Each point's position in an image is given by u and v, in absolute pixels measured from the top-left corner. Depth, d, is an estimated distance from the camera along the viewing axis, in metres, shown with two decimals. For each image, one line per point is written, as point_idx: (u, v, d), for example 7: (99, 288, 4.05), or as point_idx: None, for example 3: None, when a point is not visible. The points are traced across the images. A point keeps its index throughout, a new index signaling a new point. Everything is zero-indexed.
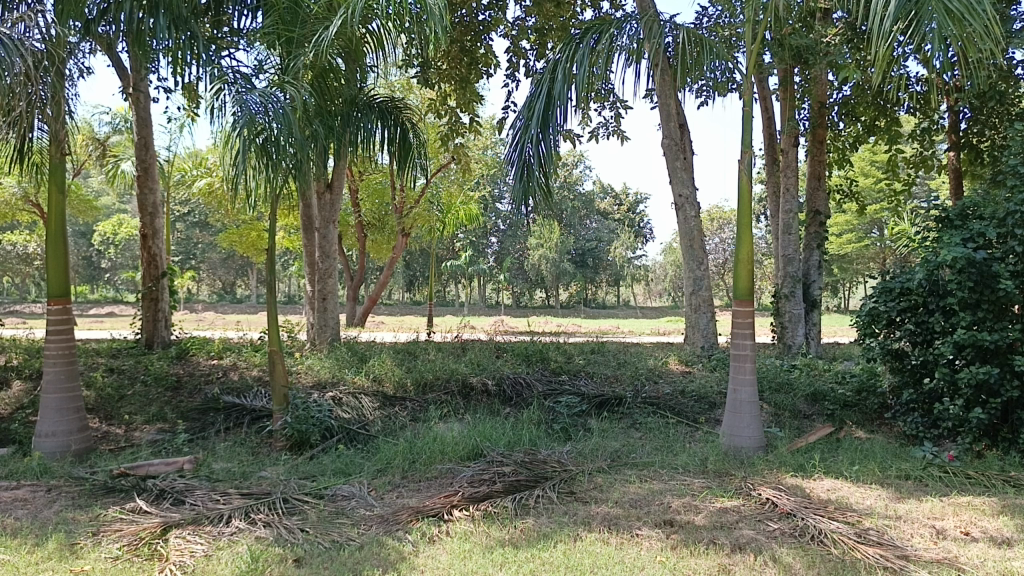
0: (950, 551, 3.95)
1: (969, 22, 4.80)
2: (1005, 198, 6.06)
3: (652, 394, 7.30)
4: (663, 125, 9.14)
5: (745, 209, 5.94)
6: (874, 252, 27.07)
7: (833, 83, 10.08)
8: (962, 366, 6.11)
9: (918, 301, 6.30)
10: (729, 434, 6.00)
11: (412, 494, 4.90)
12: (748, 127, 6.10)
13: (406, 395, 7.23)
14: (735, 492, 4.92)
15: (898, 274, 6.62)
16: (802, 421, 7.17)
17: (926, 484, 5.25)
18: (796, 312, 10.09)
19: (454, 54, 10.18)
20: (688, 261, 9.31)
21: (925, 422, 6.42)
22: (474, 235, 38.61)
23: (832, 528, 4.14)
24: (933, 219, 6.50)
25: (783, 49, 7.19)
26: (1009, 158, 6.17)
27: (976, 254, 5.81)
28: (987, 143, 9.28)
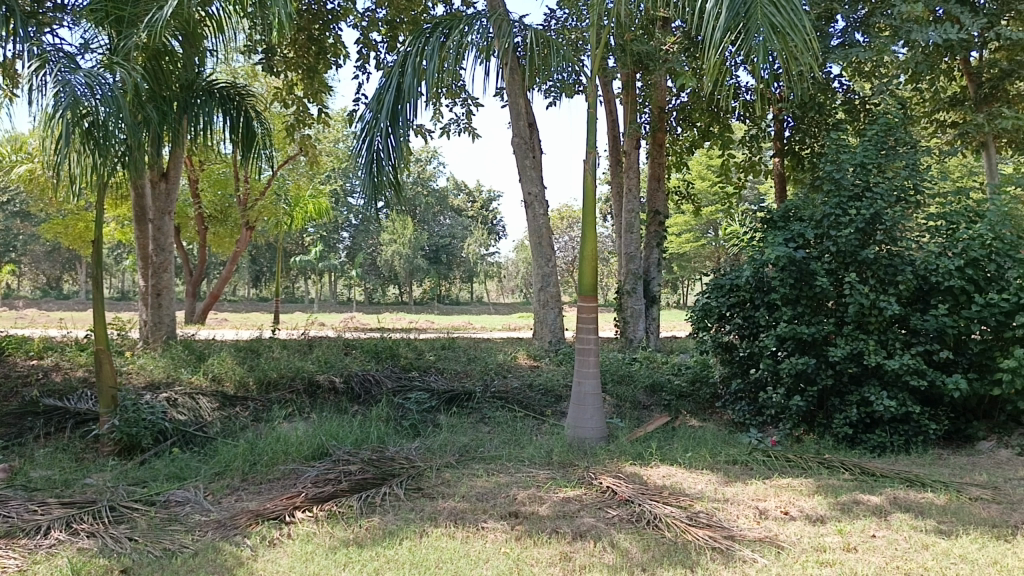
0: (771, 530, 4.25)
1: (791, 37, 5.15)
2: (822, 202, 6.62)
3: (501, 387, 7.38)
4: (513, 123, 9.26)
5: (591, 209, 6.11)
6: (709, 252, 28.64)
7: (672, 89, 10.59)
8: (784, 356, 6.59)
9: (745, 296, 6.79)
10: (573, 426, 6.17)
11: (253, 497, 4.73)
12: (593, 128, 6.30)
13: (248, 395, 6.96)
14: (577, 481, 5.08)
15: (729, 271, 7.08)
16: (641, 411, 7.43)
17: (752, 468, 5.62)
18: (637, 307, 10.48)
19: (301, 42, 9.89)
20: (536, 258, 9.48)
21: (751, 409, 6.84)
22: (325, 230, 37.71)
23: (666, 512, 4.35)
24: (760, 220, 7.01)
25: (626, 55, 7.50)
26: (825, 164, 6.73)
27: (796, 253, 6.30)
28: (808, 150, 9.95)
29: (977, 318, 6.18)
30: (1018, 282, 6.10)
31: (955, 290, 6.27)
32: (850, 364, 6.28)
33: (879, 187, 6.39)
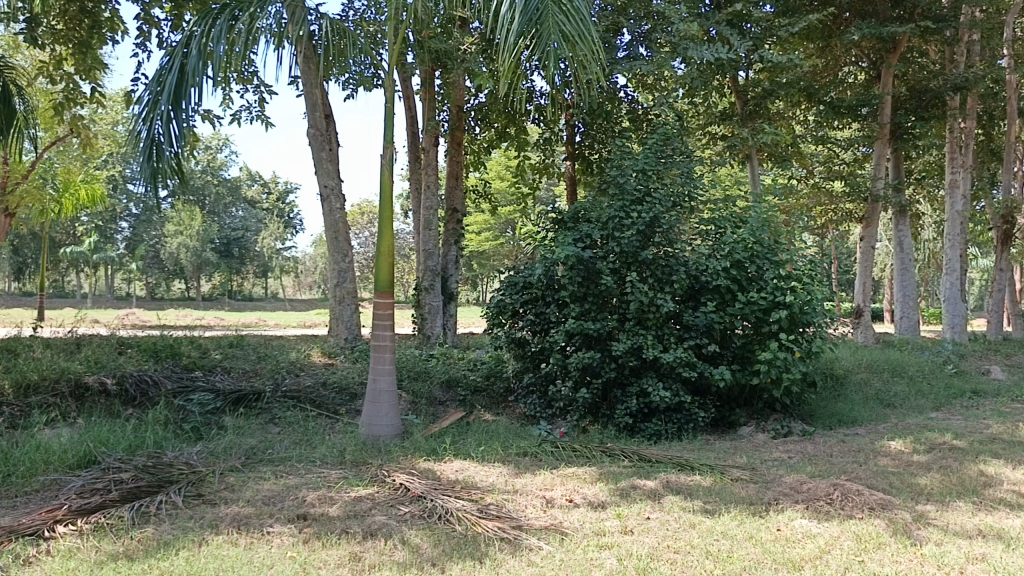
0: (556, 518, 4.43)
1: (580, 46, 5.39)
2: (608, 205, 7.00)
3: (292, 386, 7.15)
4: (309, 114, 8.99)
5: (388, 204, 6.07)
6: (507, 250, 29.37)
7: (471, 89, 10.76)
8: (572, 351, 6.90)
9: (537, 294, 7.04)
10: (367, 424, 6.09)
11: (5, 513, 4.25)
12: (391, 122, 6.25)
13: (2, 399, 6.25)
14: (370, 480, 5.02)
15: (523, 269, 7.31)
16: (437, 407, 7.38)
17: (540, 459, 5.82)
18: (435, 304, 10.53)
19: (72, 14, 9.02)
20: (333, 252, 9.27)
21: (541, 403, 7.09)
22: (101, 219, 34.71)
23: (457, 506, 4.41)
24: (551, 220, 7.30)
25: (424, 52, 7.51)
26: (611, 169, 7.12)
27: (584, 253, 6.63)
28: (597, 155, 10.47)
29: (740, 314, 6.80)
30: (774, 281, 6.78)
31: (722, 288, 6.87)
32: (631, 358, 6.69)
33: (658, 193, 6.87)
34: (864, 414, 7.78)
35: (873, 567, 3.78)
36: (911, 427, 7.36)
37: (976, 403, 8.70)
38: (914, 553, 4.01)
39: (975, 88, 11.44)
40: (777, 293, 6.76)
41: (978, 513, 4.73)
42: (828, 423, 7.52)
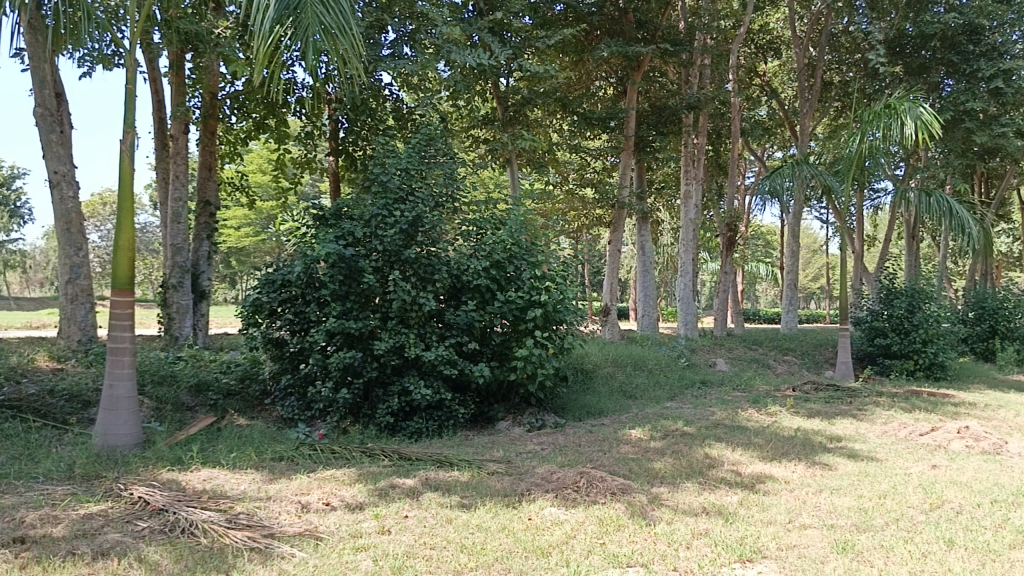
0: (311, 523, 4.30)
1: (340, 39, 5.28)
2: (370, 203, 6.94)
3: (11, 395, 6.35)
4: (36, 91, 8.05)
5: (129, 193, 5.58)
6: (269, 247, 28.23)
7: (226, 76, 10.20)
8: (332, 351, 6.76)
9: (296, 293, 6.83)
10: (102, 433, 5.55)
11: None
12: (131, 105, 5.75)
13: None
14: (103, 495, 4.58)
15: (281, 266, 7.04)
16: (184, 413, 6.82)
17: (296, 463, 5.62)
18: (184, 303, 9.84)
19: None
20: (63, 245, 8.36)
21: (300, 405, 6.86)
22: None
23: (203, 518, 4.14)
24: (312, 216, 7.10)
25: (172, 33, 7.00)
26: (373, 167, 7.07)
27: (345, 251, 6.53)
28: (361, 152, 10.30)
29: (499, 313, 7.02)
30: (530, 281, 7.10)
31: (482, 287, 7.06)
32: (393, 356, 6.68)
33: (420, 192, 6.93)
34: (609, 405, 8.35)
35: (613, 549, 4.04)
36: (650, 416, 8.01)
37: (704, 392, 9.65)
38: (649, 532, 4.34)
39: (706, 108, 12.71)
40: (532, 292, 7.08)
41: (703, 492, 5.24)
42: (578, 415, 7.98)
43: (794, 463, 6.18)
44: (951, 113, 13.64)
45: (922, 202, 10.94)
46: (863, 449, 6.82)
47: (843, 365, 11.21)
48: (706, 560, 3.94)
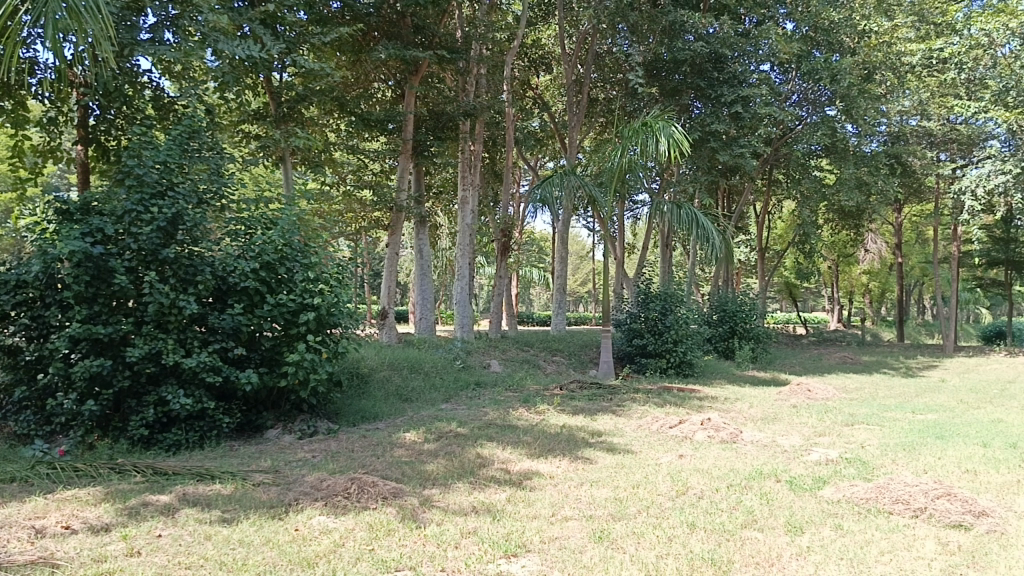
0: (47, 549, 3.87)
1: (86, 18, 4.82)
2: (123, 197, 6.41)
3: None
4: None
5: None
6: None
7: None
8: (77, 360, 6.15)
9: (33, 294, 6.16)
10: None
11: None
12: None
13: None
14: None
15: (16, 265, 6.32)
16: None
17: (31, 484, 5.05)
18: None
19: None
20: None
21: (37, 420, 6.17)
22: None
23: None
24: (54, 210, 6.42)
25: None
26: (127, 158, 6.54)
27: (93, 249, 5.98)
28: (116, 142, 9.43)
29: (269, 316, 6.75)
30: (302, 283, 6.90)
31: (249, 289, 6.75)
32: (148, 364, 6.20)
33: (181, 187, 6.51)
34: (383, 409, 8.30)
35: (382, 554, 4.01)
36: (423, 418, 8.05)
37: (477, 393, 9.88)
38: (418, 535, 4.36)
39: (481, 116, 13.05)
40: (304, 295, 6.88)
41: (473, 492, 5.34)
42: (352, 420, 7.85)
43: (559, 459, 6.49)
44: (699, 133, 15.05)
45: (674, 215, 11.88)
46: (621, 443, 7.30)
47: (605, 364, 11.93)
48: (473, 559, 4.02)
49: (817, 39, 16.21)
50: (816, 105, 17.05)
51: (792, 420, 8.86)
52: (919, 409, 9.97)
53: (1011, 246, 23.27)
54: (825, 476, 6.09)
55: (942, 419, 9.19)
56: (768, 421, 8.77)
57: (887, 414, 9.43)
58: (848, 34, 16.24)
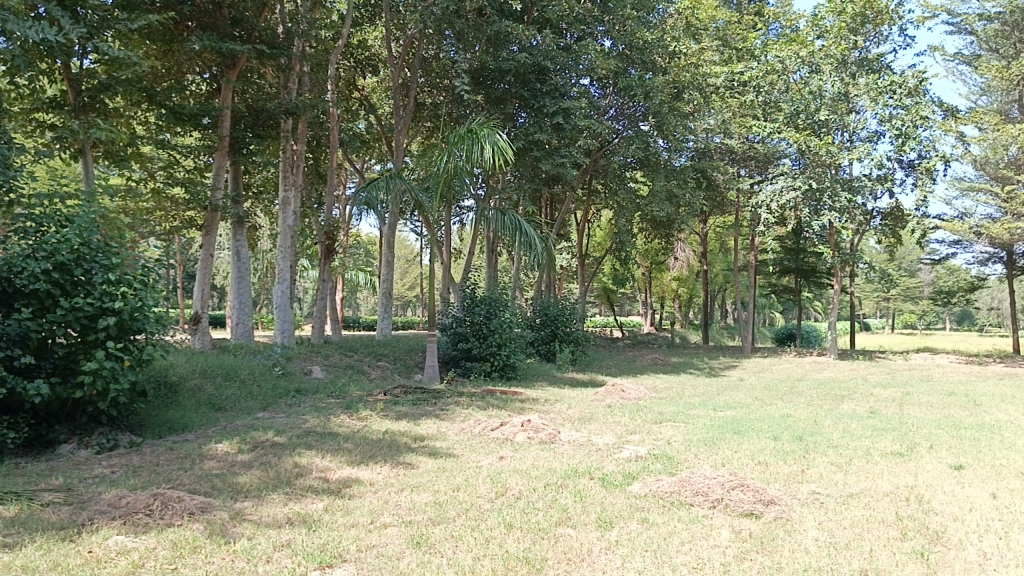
0: None
1: None
2: None
3: None
4: None
5: None
6: None
7: None
8: None
9: None
10: None
11: None
12: None
13: None
14: None
15: None
16: None
17: None
18: None
19: None
20: None
21: None
22: None
23: None
24: None
25: None
26: None
27: None
28: None
29: (62, 322, 6.20)
30: (102, 286, 6.41)
31: (40, 293, 6.19)
32: None
33: None
34: (194, 420, 7.86)
35: (188, 573, 3.80)
36: (238, 428, 7.71)
37: (297, 401, 9.59)
38: (227, 551, 4.16)
39: (304, 115, 12.69)
40: (104, 299, 6.39)
41: (288, 502, 5.17)
42: (158, 433, 7.38)
43: (380, 465, 6.42)
44: (523, 142, 15.44)
45: (498, 221, 12.06)
46: (443, 447, 7.34)
47: (430, 368, 11.93)
48: (285, 572, 3.89)
49: (631, 58, 17.07)
50: (631, 119, 17.98)
51: (606, 419, 9.27)
52: (720, 406, 10.73)
53: (800, 255, 25.59)
54: (635, 472, 6.41)
55: (739, 415, 9.94)
56: (584, 421, 9.13)
57: (692, 412, 10.08)
58: (660, 54, 17.24)
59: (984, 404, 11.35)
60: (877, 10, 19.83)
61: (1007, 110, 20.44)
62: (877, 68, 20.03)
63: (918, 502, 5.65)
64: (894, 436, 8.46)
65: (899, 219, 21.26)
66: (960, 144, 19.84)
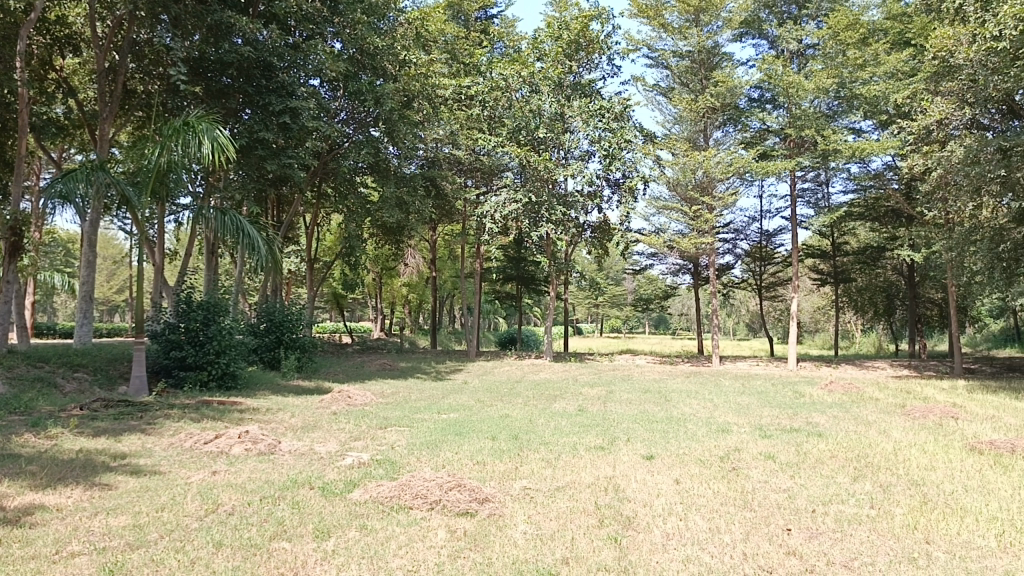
0: None
1: None
2: None
3: None
4: None
5: None
6: None
7: None
8: None
9: None
10: None
11: None
12: None
13: None
14: None
15: None
16: None
17: None
18: None
19: None
20: None
21: None
22: None
23: None
24: None
25: None
26: None
27: None
28: None
29: None
30: None
31: None
32: None
33: None
34: None
35: None
36: None
37: None
38: None
39: None
40: None
41: None
42: None
43: (71, 487, 5.78)
44: (247, 139, 14.76)
45: (218, 222, 11.34)
46: (147, 464, 6.78)
47: (137, 380, 10.95)
48: None
49: (361, 62, 17.01)
50: (362, 125, 17.79)
51: (330, 427, 9.11)
52: (443, 409, 11.00)
53: (521, 263, 27.03)
54: (355, 479, 6.37)
55: (461, 417, 10.26)
56: (306, 429, 8.91)
57: (416, 416, 10.22)
58: (390, 61, 17.35)
59: (672, 399, 12.75)
60: (589, 39, 21.61)
61: (695, 138, 23.04)
62: (590, 92, 22.01)
63: (615, 491, 6.20)
64: (597, 431, 9.22)
65: (607, 232, 23.23)
66: (657, 167, 22.13)
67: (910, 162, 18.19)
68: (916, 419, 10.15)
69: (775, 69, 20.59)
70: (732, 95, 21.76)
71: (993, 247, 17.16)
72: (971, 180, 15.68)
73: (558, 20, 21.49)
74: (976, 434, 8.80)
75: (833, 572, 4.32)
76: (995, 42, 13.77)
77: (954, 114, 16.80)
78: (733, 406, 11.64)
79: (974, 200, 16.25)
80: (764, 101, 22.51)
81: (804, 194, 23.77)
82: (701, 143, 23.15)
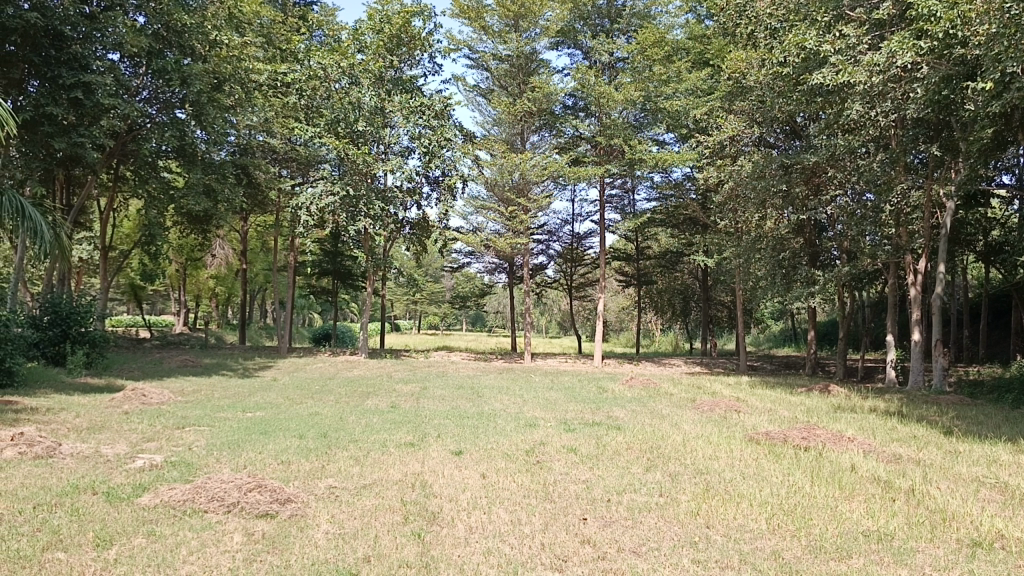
0: None
1: None
2: None
3: None
4: None
5: None
6: None
7: None
8: None
9: None
10: None
11: None
12: None
13: None
14: None
15: None
16: None
17: None
18: None
19: None
20: None
21: None
22: None
23: None
24: None
25: None
26: None
27: None
28: None
29: None
30: None
31: None
32: None
33: None
34: None
35: None
36: None
37: None
38: None
39: None
40: None
41: None
42: None
43: None
44: (31, 113, 13.47)
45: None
46: None
47: None
48: None
49: (167, 39, 16.00)
50: (166, 105, 16.55)
51: (120, 427, 8.50)
52: (249, 407, 10.58)
53: (338, 258, 26.50)
54: (145, 483, 5.98)
55: (268, 416, 9.89)
56: (92, 430, 8.25)
57: (218, 415, 9.75)
58: (199, 40, 16.42)
59: (484, 395, 12.97)
60: (411, 35, 21.67)
61: (512, 141, 23.58)
62: (410, 88, 21.96)
63: (421, 488, 6.21)
64: (408, 428, 9.20)
65: (425, 229, 23.25)
66: (476, 167, 22.42)
67: (706, 174, 19.58)
68: (704, 412, 10.97)
69: (589, 78, 21.36)
70: (548, 101, 22.45)
71: (775, 255, 18.84)
72: (757, 193, 17.12)
73: (379, 13, 21.23)
74: (754, 425, 9.63)
75: (622, 559, 4.56)
76: (781, 68, 15.07)
77: (745, 131, 18.41)
78: (542, 402, 12.02)
79: (760, 211, 17.76)
80: (578, 109, 23.47)
81: (612, 200, 24.95)
82: (518, 145, 23.65)
